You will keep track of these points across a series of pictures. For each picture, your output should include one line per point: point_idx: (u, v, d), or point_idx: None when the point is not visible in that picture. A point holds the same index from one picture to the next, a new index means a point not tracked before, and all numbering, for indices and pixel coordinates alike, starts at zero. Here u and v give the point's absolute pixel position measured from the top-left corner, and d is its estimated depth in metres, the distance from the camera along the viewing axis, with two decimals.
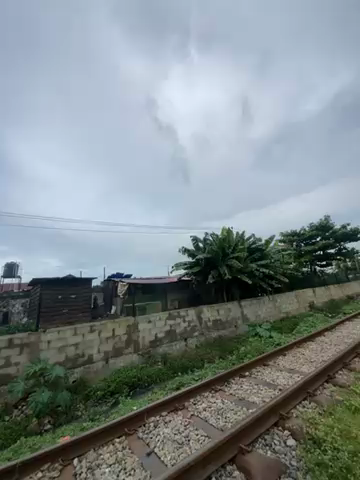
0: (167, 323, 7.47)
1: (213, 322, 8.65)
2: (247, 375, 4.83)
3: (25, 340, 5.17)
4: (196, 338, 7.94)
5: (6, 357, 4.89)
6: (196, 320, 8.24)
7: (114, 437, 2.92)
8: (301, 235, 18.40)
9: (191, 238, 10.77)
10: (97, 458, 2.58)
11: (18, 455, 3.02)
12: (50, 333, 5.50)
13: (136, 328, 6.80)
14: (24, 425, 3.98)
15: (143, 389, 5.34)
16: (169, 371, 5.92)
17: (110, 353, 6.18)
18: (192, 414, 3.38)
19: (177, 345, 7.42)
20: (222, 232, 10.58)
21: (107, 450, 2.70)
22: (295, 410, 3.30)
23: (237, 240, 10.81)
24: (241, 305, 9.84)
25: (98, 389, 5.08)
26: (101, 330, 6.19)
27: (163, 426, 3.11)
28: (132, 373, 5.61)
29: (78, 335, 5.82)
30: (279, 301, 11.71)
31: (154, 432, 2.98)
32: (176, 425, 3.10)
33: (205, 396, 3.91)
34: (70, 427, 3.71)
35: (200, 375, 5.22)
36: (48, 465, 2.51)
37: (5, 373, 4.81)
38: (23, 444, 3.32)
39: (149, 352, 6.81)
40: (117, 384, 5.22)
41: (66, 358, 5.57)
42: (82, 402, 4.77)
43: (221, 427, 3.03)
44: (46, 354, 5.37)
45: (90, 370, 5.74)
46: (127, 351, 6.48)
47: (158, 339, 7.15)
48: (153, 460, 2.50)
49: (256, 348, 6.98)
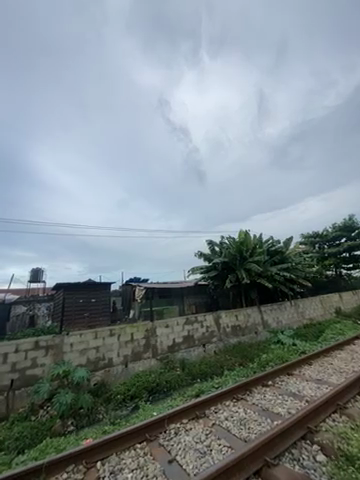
0: (185, 328, 7.42)
1: (231, 327, 8.45)
2: (270, 384, 4.62)
3: (50, 342, 5.42)
4: (214, 344, 7.79)
5: (33, 358, 5.16)
6: (215, 326, 8.08)
7: (135, 442, 2.93)
8: (324, 236, 17.38)
9: (207, 242, 10.72)
10: (120, 463, 2.59)
11: (44, 454, 3.14)
12: (72, 336, 5.69)
13: (154, 333, 6.83)
14: (50, 425, 4.13)
15: (163, 395, 5.32)
16: (188, 378, 5.85)
17: (129, 356, 6.26)
18: (214, 423, 3.29)
19: (195, 351, 7.33)
20: (239, 235, 10.37)
21: (129, 456, 2.70)
22: (325, 423, 3.07)
23: (255, 242, 10.52)
24: (261, 310, 9.50)
25: (118, 392, 5.16)
26: (121, 333, 6.30)
27: (184, 434, 3.06)
28: (151, 378, 5.63)
29: (98, 338, 5.98)
30: (302, 307, 11.15)
31: (175, 439, 2.94)
32: (198, 434, 3.03)
33: (226, 405, 3.79)
34: (92, 430, 3.78)
35: (220, 383, 5.09)
36: (72, 467, 2.57)
37: (32, 373, 5.08)
38: (48, 444, 3.44)
39: (168, 357, 6.78)
40: (136, 389, 5.27)
41: (88, 360, 5.73)
42: (103, 404, 4.87)
43: (244, 438, 2.91)
44: (69, 356, 5.57)
45: (110, 373, 5.85)
46: (146, 355, 6.53)
47: (176, 344, 7.12)
48: (175, 469, 2.46)
49: (278, 356, 6.67)
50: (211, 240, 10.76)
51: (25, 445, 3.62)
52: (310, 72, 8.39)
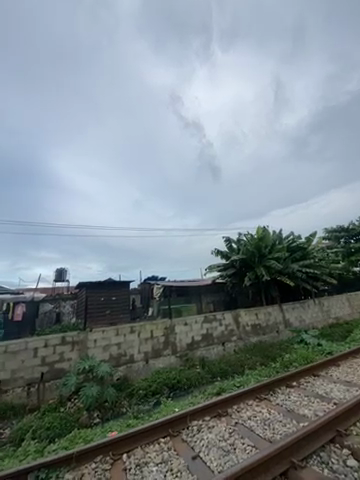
0: (204, 326, 7.41)
1: (251, 326, 8.27)
2: (294, 385, 4.46)
3: (75, 338, 5.70)
4: (234, 343, 7.69)
5: (60, 353, 5.47)
6: (234, 324, 7.97)
7: (159, 437, 3.00)
8: (350, 230, 16.29)
9: (224, 239, 10.56)
10: (145, 456, 2.66)
11: (73, 444, 3.33)
12: (95, 333, 5.94)
13: (173, 331, 6.90)
14: (77, 417, 4.36)
15: (183, 392, 5.38)
16: (208, 376, 5.85)
17: (149, 353, 6.39)
18: (236, 422, 3.26)
19: (214, 349, 7.29)
20: (257, 231, 10.08)
21: (153, 450, 2.76)
22: (356, 428, 2.91)
23: (274, 239, 10.16)
24: (282, 309, 9.19)
25: (139, 388, 5.30)
26: (141, 331, 6.46)
27: (207, 431, 3.07)
28: (171, 375, 5.71)
29: (120, 335, 6.18)
30: (327, 305, 10.59)
31: (198, 436, 2.96)
32: (220, 432, 3.02)
33: (249, 405, 3.73)
34: (117, 423, 3.92)
35: (241, 382, 5.02)
36: (101, 457, 2.69)
37: (60, 367, 5.40)
38: (77, 435, 3.64)
39: (187, 355, 6.83)
40: (157, 385, 5.38)
41: (111, 356, 5.95)
42: (126, 399, 5.04)
43: (269, 438, 2.84)
44: (93, 351, 5.82)
45: (132, 369, 6.02)
46: (166, 352, 6.63)
47: (195, 342, 7.13)
48: (199, 465, 2.48)
49: (302, 356, 6.42)
50: (228, 237, 10.60)
51: (55, 435, 3.86)
52: (329, 58, 7.94)
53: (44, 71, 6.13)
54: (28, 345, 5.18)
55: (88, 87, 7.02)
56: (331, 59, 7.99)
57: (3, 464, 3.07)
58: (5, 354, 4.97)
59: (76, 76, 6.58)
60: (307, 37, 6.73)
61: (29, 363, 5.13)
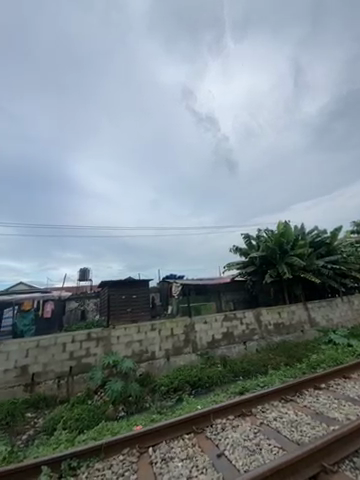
0: (224, 324, 7.32)
1: (274, 325, 8.01)
2: (323, 387, 4.24)
3: (99, 334, 5.96)
4: (255, 342, 7.51)
5: (86, 348, 5.76)
6: (255, 323, 7.77)
7: (183, 433, 3.04)
8: None
9: (243, 236, 10.31)
10: (170, 451, 2.69)
11: (101, 436, 3.49)
12: (118, 330, 6.16)
13: (193, 328, 6.92)
14: (104, 409, 4.56)
15: (205, 390, 5.37)
16: (230, 374, 5.80)
17: (170, 351, 6.48)
18: (262, 422, 3.18)
19: (235, 348, 7.19)
20: (278, 227, 9.68)
21: (178, 445, 2.80)
22: None
23: (297, 234, 9.67)
24: (307, 307, 8.76)
25: (162, 384, 5.40)
26: (161, 328, 6.57)
27: (231, 430, 3.04)
28: (192, 372, 5.73)
29: (141, 332, 6.34)
30: (357, 303, 9.90)
31: (222, 434, 2.94)
32: (245, 431, 2.98)
33: (274, 406, 3.62)
34: (141, 418, 4.03)
35: (265, 382, 4.90)
36: (127, 450, 2.78)
37: (86, 362, 5.68)
38: (104, 427, 3.80)
39: (208, 353, 6.81)
40: (179, 382, 5.44)
41: (133, 352, 6.13)
42: (149, 394, 5.17)
43: (297, 440, 2.74)
44: (117, 348, 6.04)
45: (154, 365, 6.15)
46: (186, 350, 6.67)
47: (216, 341, 7.08)
48: (224, 463, 2.47)
49: (331, 357, 6.08)
50: (247, 234, 10.33)
51: (84, 426, 4.07)
52: (352, 37, 7.04)
53: (45, 72, 6.19)
54: (57, 340, 5.54)
55: (90, 88, 6.99)
56: (354, 38, 7.06)
57: (38, 450, 3.30)
58: (38, 348, 5.36)
59: (80, 76, 6.62)
60: (327, 8, 6.01)
61: (59, 357, 5.47)
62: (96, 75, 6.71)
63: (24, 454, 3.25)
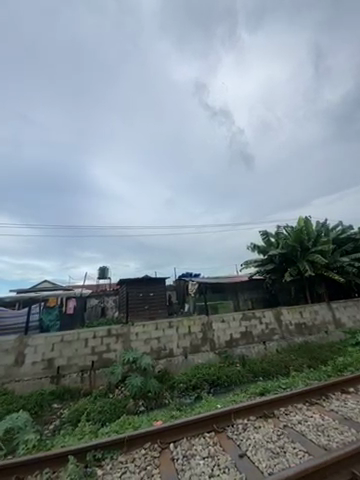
0: (242, 323, 7.18)
1: (295, 325, 7.70)
2: (351, 391, 3.99)
3: (119, 331, 6.13)
4: (276, 342, 7.29)
5: (107, 344, 5.95)
6: (275, 322, 7.53)
7: (204, 431, 3.02)
8: None
9: (261, 233, 10.03)
10: (191, 449, 2.70)
11: (123, 429, 3.59)
12: (136, 327, 6.29)
13: (211, 327, 6.86)
14: (124, 403, 4.69)
15: (224, 389, 5.33)
16: (249, 375, 5.70)
17: (188, 348, 6.49)
18: (285, 425, 3.08)
19: (255, 348, 7.02)
20: (298, 223, 9.29)
21: (199, 443, 2.79)
22: None
23: (319, 230, 9.20)
24: (331, 307, 8.32)
25: (180, 381, 5.43)
26: (178, 326, 6.60)
27: (253, 431, 2.97)
28: (210, 371, 5.70)
29: (159, 329, 6.43)
30: None
31: (244, 435, 2.89)
32: (268, 433, 2.90)
33: (298, 408, 3.48)
34: (161, 414, 4.08)
35: (287, 383, 4.73)
36: (149, 444, 2.83)
37: (107, 356, 5.89)
38: (126, 420, 3.90)
39: (226, 352, 6.73)
40: (197, 380, 5.44)
41: (151, 349, 6.23)
42: (168, 391, 5.22)
43: (324, 445, 2.61)
44: (136, 344, 6.17)
45: (172, 363, 6.20)
46: (204, 349, 6.64)
47: (234, 340, 6.97)
48: (247, 464, 2.42)
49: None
50: (266, 231, 10.02)
51: (106, 419, 4.22)
52: None
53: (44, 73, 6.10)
54: (80, 335, 5.79)
55: (91, 87, 6.87)
56: None
57: (65, 440, 3.47)
58: (62, 342, 5.66)
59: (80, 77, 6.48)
60: None
61: (81, 352, 5.72)
62: (97, 72, 6.55)
63: (52, 443, 3.44)
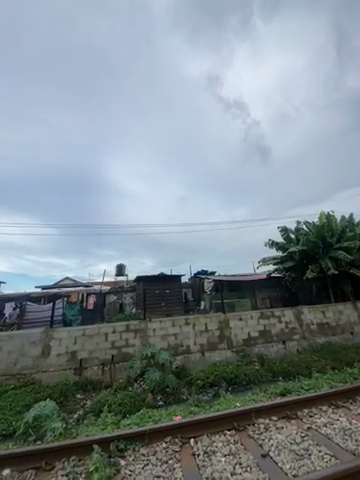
0: (261, 322, 7.02)
1: (318, 325, 7.38)
2: None
3: (137, 326, 6.27)
4: (296, 342, 7.04)
5: (126, 339, 6.12)
6: (296, 322, 7.27)
7: (224, 429, 3.01)
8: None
9: (280, 229, 9.68)
10: (212, 445, 2.70)
11: (144, 422, 3.68)
12: (154, 323, 6.40)
13: (228, 325, 6.79)
14: (144, 397, 4.80)
15: (242, 388, 5.27)
16: (269, 374, 5.57)
17: (205, 346, 6.49)
18: (309, 427, 2.97)
19: (274, 347, 6.85)
20: (320, 219, 8.85)
21: (220, 440, 2.79)
22: None
23: (344, 226, 8.69)
24: (357, 307, 7.86)
25: (198, 378, 5.44)
26: (195, 323, 6.61)
27: (275, 431, 2.90)
28: (228, 369, 5.65)
29: (176, 326, 6.48)
30: None
31: (266, 434, 2.83)
32: (291, 434, 2.82)
33: (323, 411, 3.35)
34: (180, 409, 4.14)
35: (309, 385, 4.57)
36: (170, 438, 2.88)
37: (126, 351, 6.05)
38: (146, 414, 4.00)
39: (244, 350, 6.63)
40: (215, 377, 5.42)
41: (169, 345, 6.31)
42: (186, 387, 5.27)
43: (352, 450, 2.48)
44: (153, 340, 6.28)
45: (189, 359, 6.24)
46: (221, 346, 6.59)
47: (252, 339, 6.84)
48: (270, 464, 2.38)
49: None
50: (285, 227, 9.65)
51: (127, 411, 4.36)
52: None
53: None
54: (100, 330, 6.02)
55: None
56: None
57: (89, 430, 3.64)
58: (84, 336, 5.91)
59: None
60: None
61: (102, 345, 5.94)
62: None
63: (77, 432, 3.62)
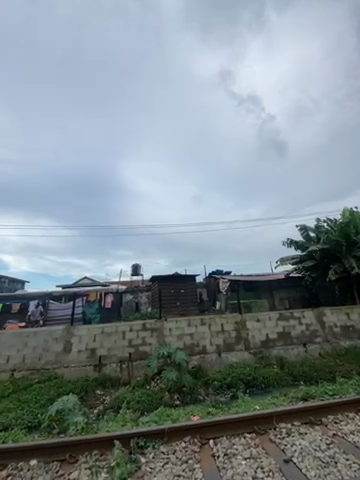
0: (279, 323, 6.79)
1: (341, 328, 7.00)
2: None
3: (153, 326, 6.35)
4: (318, 345, 6.73)
5: (142, 337, 6.22)
6: (317, 324, 6.95)
7: (244, 431, 2.95)
8: None
9: (298, 228, 9.30)
10: (232, 447, 2.66)
11: (162, 420, 3.72)
12: (170, 322, 6.43)
13: (245, 326, 6.65)
14: (161, 395, 4.84)
15: (261, 390, 5.13)
16: (289, 378, 5.38)
17: (221, 346, 6.40)
18: (335, 434, 2.82)
19: (294, 349, 6.60)
20: (343, 215, 8.37)
21: (240, 443, 2.73)
22: None
23: None
24: None
25: (214, 379, 5.39)
26: (211, 323, 6.55)
27: (298, 437, 2.79)
28: (246, 371, 5.53)
29: (191, 326, 6.47)
30: None
31: (288, 439, 2.73)
32: (315, 441, 2.69)
33: (350, 418, 3.16)
34: (198, 409, 4.12)
35: (334, 390, 4.34)
36: (189, 437, 2.88)
37: (143, 349, 6.14)
38: (164, 412, 4.03)
39: (262, 352, 6.46)
40: (232, 378, 5.33)
41: (185, 345, 6.31)
42: (203, 387, 5.24)
43: None
44: (169, 339, 6.32)
45: (205, 360, 6.20)
46: (238, 348, 6.47)
47: (270, 340, 6.64)
48: (293, 470, 2.29)
49: None
50: (304, 225, 9.26)
51: (145, 408, 4.43)
52: None
53: None
54: (118, 328, 6.16)
55: None
56: None
57: (109, 425, 3.75)
58: (103, 334, 6.09)
59: None
60: None
61: (120, 343, 6.08)
62: None
63: (98, 427, 3.74)
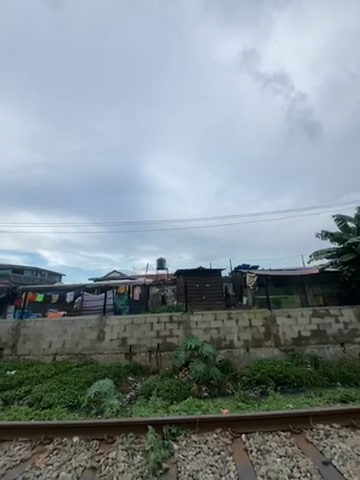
0: (313, 321, 6.38)
1: None
2: None
3: (180, 318, 6.44)
4: (358, 345, 6.20)
5: (170, 329, 6.36)
6: (357, 323, 6.39)
7: (278, 429, 2.86)
8: None
9: (335, 218, 8.52)
10: (265, 444, 2.60)
11: (192, 410, 3.81)
12: (196, 315, 6.47)
13: (274, 322, 6.39)
14: (189, 386, 4.93)
15: (293, 389, 4.93)
16: (324, 378, 5.07)
17: (250, 342, 6.26)
18: None
19: (329, 349, 6.18)
20: None
21: (274, 440, 2.66)
22: None
23: None
24: None
25: (243, 374, 5.31)
26: (238, 317, 6.42)
27: (338, 440, 2.61)
28: (276, 368, 5.34)
29: (218, 320, 6.42)
30: None
31: (327, 441, 2.58)
32: (358, 446, 2.50)
33: None
34: (227, 402, 4.12)
35: None
36: (220, 430, 2.89)
37: (171, 341, 6.29)
38: (192, 402, 4.11)
39: (293, 350, 6.17)
40: (262, 375, 5.19)
41: (212, 339, 6.30)
42: (231, 381, 5.21)
43: None
44: (196, 332, 6.37)
45: (233, 354, 6.13)
46: (267, 344, 6.26)
47: (303, 338, 6.29)
48: (333, 473, 2.16)
49: None
50: (341, 215, 8.44)
51: (174, 397, 4.57)
52: None
53: None
54: (146, 319, 6.40)
55: None
56: None
57: (141, 410, 3.95)
58: (132, 324, 6.38)
59: None
60: None
61: (148, 334, 6.31)
62: None
63: (132, 411, 3.96)
